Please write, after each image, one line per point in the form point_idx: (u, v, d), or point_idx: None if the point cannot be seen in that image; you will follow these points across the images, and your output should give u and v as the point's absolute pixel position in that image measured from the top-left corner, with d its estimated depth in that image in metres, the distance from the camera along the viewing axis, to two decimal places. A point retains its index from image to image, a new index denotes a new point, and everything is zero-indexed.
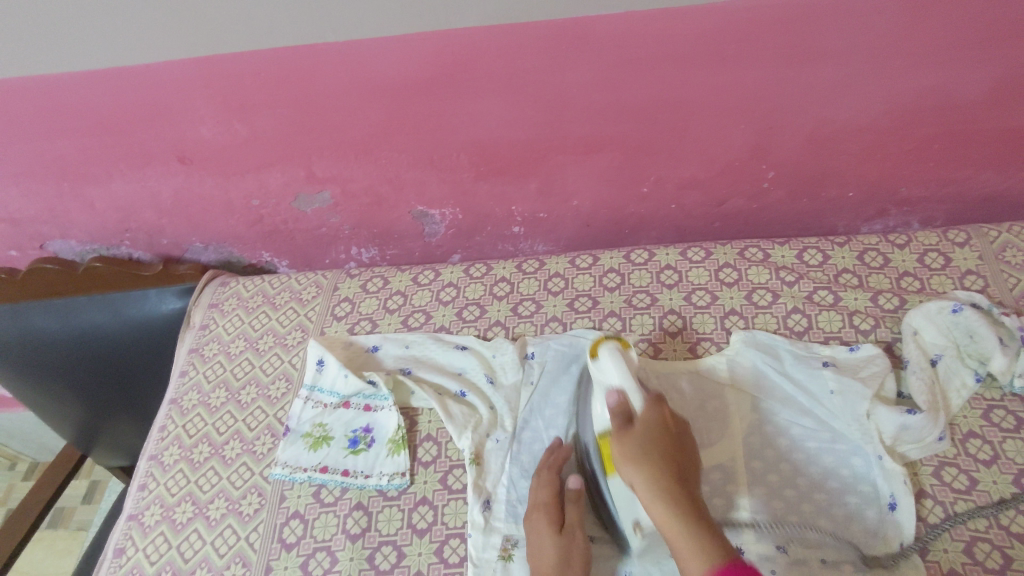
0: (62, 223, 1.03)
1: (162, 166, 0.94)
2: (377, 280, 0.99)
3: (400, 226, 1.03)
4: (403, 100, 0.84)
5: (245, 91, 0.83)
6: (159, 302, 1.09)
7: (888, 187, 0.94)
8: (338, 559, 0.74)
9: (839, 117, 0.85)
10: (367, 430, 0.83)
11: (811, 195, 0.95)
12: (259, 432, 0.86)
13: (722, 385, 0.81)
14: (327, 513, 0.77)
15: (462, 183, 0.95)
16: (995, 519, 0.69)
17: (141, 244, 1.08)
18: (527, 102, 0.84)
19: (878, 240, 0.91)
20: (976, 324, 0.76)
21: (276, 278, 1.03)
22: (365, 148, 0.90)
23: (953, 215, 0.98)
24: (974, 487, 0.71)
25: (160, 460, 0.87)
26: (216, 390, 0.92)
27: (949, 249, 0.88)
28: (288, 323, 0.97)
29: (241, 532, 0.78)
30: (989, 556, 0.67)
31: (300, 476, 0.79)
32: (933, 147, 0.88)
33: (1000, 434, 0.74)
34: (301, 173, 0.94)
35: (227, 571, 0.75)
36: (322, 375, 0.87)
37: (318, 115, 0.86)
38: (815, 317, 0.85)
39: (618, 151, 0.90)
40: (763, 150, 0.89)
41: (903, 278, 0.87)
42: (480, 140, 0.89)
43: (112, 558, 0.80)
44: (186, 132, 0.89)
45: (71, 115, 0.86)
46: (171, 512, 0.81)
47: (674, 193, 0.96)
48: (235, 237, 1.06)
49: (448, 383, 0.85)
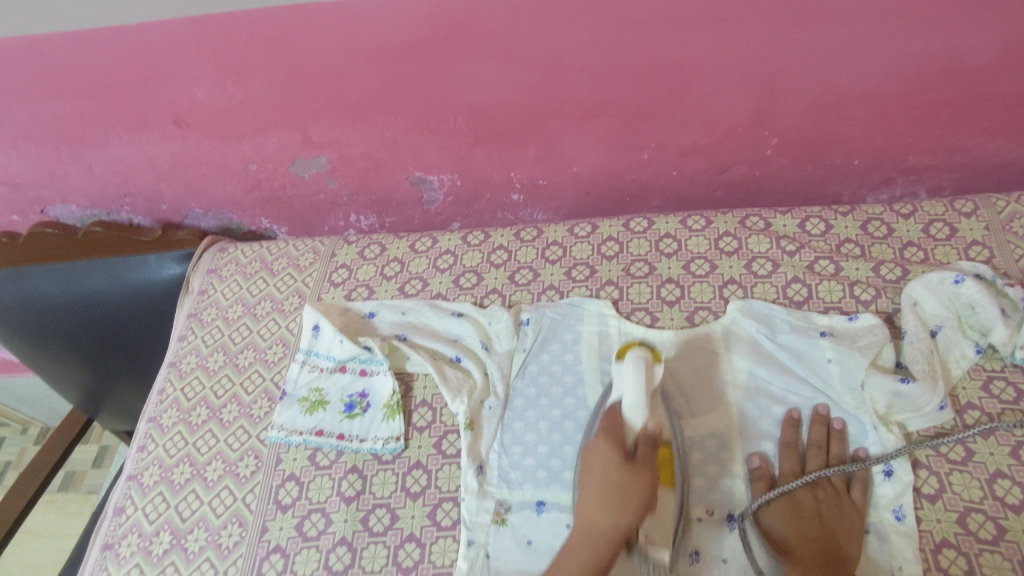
0: (61, 187, 1.03)
1: (158, 130, 0.93)
2: (374, 247, 0.99)
3: (397, 192, 1.02)
4: (398, 62, 0.82)
5: (239, 52, 0.82)
6: (159, 268, 1.09)
7: (895, 154, 0.91)
8: (332, 521, 0.74)
9: (844, 82, 0.82)
10: (363, 395, 0.83)
11: (815, 164, 0.93)
12: (256, 395, 0.87)
13: (717, 354, 0.80)
14: (322, 476, 0.78)
15: (459, 149, 0.94)
16: (989, 490, 0.68)
17: (141, 210, 1.08)
18: (524, 64, 0.82)
19: (883, 210, 0.89)
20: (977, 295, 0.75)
21: (274, 244, 1.03)
22: (361, 112, 0.89)
23: (961, 185, 0.95)
24: (969, 458, 0.70)
25: (159, 423, 0.88)
26: (215, 354, 0.92)
27: (955, 219, 0.86)
28: (285, 289, 0.97)
29: (238, 493, 0.79)
30: (983, 527, 0.66)
31: (296, 440, 0.80)
32: (941, 113, 0.85)
33: (999, 405, 0.72)
34: (297, 137, 0.94)
35: (223, 531, 0.76)
36: (318, 340, 0.87)
37: (312, 78, 0.85)
38: (815, 287, 0.84)
39: (617, 116, 0.88)
40: (766, 116, 0.87)
41: (906, 248, 0.85)
42: (477, 104, 0.87)
43: (113, 516, 0.81)
44: (181, 95, 0.88)
45: (66, 76, 0.86)
46: (170, 473, 0.82)
47: (675, 161, 0.94)
48: (233, 202, 1.06)
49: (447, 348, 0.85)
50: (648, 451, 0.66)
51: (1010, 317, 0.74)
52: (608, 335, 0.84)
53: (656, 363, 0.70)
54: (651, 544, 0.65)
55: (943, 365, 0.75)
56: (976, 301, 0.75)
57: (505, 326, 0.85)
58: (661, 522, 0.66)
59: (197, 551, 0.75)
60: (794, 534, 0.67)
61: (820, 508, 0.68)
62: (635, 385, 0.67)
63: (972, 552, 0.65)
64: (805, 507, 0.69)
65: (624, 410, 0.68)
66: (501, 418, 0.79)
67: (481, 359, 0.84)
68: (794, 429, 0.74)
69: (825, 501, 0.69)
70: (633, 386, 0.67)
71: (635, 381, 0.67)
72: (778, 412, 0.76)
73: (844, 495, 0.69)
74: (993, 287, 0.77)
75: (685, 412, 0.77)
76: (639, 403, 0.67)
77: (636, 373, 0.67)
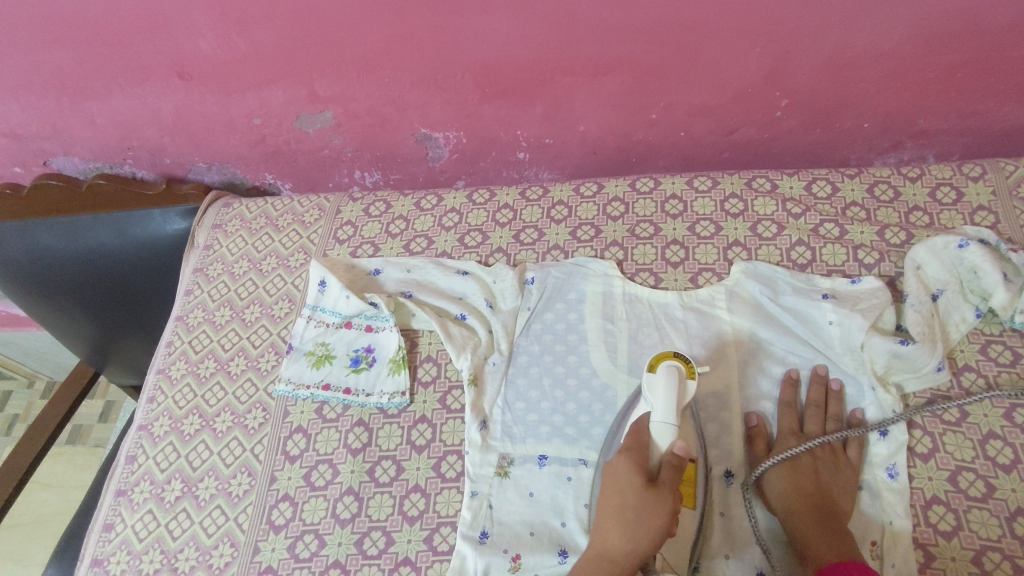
0: (64, 139, 1.02)
1: (161, 82, 0.92)
2: (379, 204, 0.99)
3: (402, 149, 1.02)
4: (406, 14, 0.81)
5: (243, 2, 0.81)
6: (164, 223, 1.09)
7: (905, 118, 0.90)
8: (339, 471, 0.76)
9: (858, 41, 0.81)
10: (369, 350, 0.85)
11: (825, 126, 0.93)
12: (263, 349, 0.88)
13: (720, 315, 0.81)
14: (330, 428, 0.80)
15: (466, 106, 0.93)
16: (981, 450, 0.69)
17: (144, 163, 1.07)
18: (534, 18, 0.80)
19: (890, 173, 0.89)
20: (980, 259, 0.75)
21: (278, 200, 1.02)
22: (367, 66, 0.88)
23: (970, 149, 0.95)
24: (963, 420, 0.71)
25: (168, 375, 0.89)
26: (221, 308, 0.93)
27: (962, 183, 0.86)
28: (290, 245, 0.97)
29: (246, 444, 0.80)
30: (973, 485, 0.68)
31: (303, 393, 0.81)
32: (954, 76, 0.84)
33: (996, 368, 0.74)
34: (302, 91, 0.92)
35: (233, 479, 0.78)
36: (323, 296, 0.88)
37: (318, 30, 0.84)
38: (820, 250, 0.84)
39: (627, 74, 0.87)
40: (777, 76, 0.86)
41: (912, 213, 0.85)
42: (484, 59, 0.86)
43: (125, 464, 0.83)
44: (185, 46, 0.87)
45: (67, 25, 0.84)
46: (180, 423, 0.84)
47: (683, 121, 0.93)
48: (237, 157, 1.05)
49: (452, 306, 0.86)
50: (673, 475, 0.63)
51: (1012, 282, 0.75)
52: (612, 294, 0.84)
53: (690, 377, 0.67)
54: (669, 566, 0.66)
55: (942, 328, 0.76)
56: (979, 266, 0.76)
57: (511, 285, 0.86)
58: (677, 544, 0.68)
59: (208, 499, 0.78)
60: (793, 491, 0.69)
61: (818, 467, 0.71)
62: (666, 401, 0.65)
63: (961, 508, 0.67)
64: (803, 464, 0.71)
65: (651, 426, 0.65)
66: (504, 375, 0.80)
67: (486, 317, 0.85)
68: (793, 390, 0.76)
69: (821, 460, 0.71)
70: (664, 400, 0.65)
71: (666, 396, 0.65)
72: (778, 372, 0.77)
73: (841, 453, 0.72)
74: (996, 252, 0.78)
75: None
76: (668, 417, 0.64)
77: (668, 387, 0.65)
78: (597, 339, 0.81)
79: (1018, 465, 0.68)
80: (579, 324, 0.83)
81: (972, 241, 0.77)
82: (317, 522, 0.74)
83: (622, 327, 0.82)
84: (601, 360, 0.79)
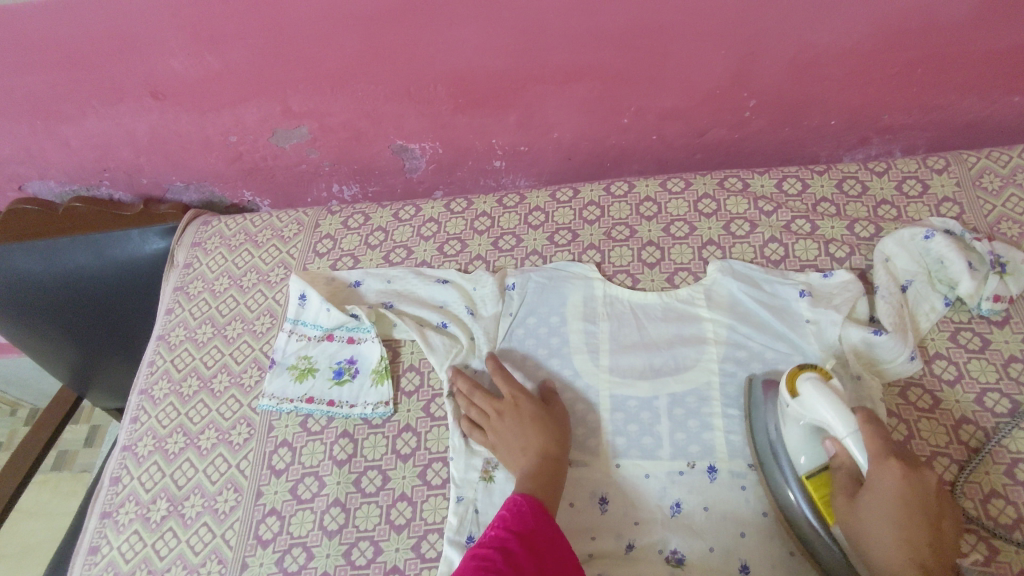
0: (39, 163, 1.02)
1: (135, 103, 0.92)
2: (358, 216, 0.99)
3: (379, 161, 1.02)
4: (376, 28, 0.82)
5: (214, 21, 0.82)
6: (143, 243, 1.09)
7: (870, 114, 0.93)
8: (325, 483, 0.77)
9: (820, 41, 0.83)
10: (351, 361, 0.85)
11: (793, 125, 0.95)
12: (246, 365, 0.88)
13: (700, 313, 0.82)
14: (315, 441, 0.80)
15: (440, 116, 0.94)
16: (954, 435, 0.71)
17: (121, 184, 1.07)
18: (503, 28, 0.82)
19: (858, 168, 0.91)
20: (946, 250, 0.78)
21: (257, 216, 1.03)
22: (341, 81, 0.89)
23: (935, 143, 0.97)
24: (936, 406, 0.73)
25: (150, 395, 0.89)
26: (203, 326, 0.93)
27: (927, 176, 0.88)
28: (271, 260, 0.97)
29: (232, 460, 0.80)
30: (947, 469, 0.69)
31: (287, 407, 0.82)
32: (914, 72, 0.87)
33: (965, 355, 0.75)
34: (277, 107, 0.93)
35: (219, 496, 0.78)
36: (305, 309, 0.88)
37: (291, 46, 0.85)
38: (792, 246, 0.86)
39: (597, 81, 0.89)
40: (744, 77, 0.88)
41: (880, 206, 0.87)
42: (456, 70, 0.87)
43: (109, 486, 0.83)
44: (158, 66, 0.87)
45: (38, 49, 0.84)
46: (164, 442, 0.84)
47: (654, 124, 0.95)
48: (214, 175, 1.06)
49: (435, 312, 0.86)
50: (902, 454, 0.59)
51: (976, 271, 0.77)
52: (592, 297, 0.86)
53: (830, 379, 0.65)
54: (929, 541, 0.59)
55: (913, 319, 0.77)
56: (945, 257, 0.78)
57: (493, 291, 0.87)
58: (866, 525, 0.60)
59: (195, 516, 0.77)
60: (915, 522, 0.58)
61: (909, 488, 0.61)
62: (832, 409, 0.61)
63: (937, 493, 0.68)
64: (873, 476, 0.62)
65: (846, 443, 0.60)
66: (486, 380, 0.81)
67: (470, 324, 0.85)
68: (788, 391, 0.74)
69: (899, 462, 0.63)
70: (834, 415, 0.61)
71: (828, 407, 0.61)
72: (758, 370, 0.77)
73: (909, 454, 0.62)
74: (963, 242, 0.80)
75: (668, 369, 0.78)
76: (841, 419, 0.60)
77: (820, 400, 0.62)
78: (583, 341, 0.82)
79: (990, 448, 0.70)
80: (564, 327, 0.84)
81: (937, 233, 0.79)
82: (305, 535, 0.74)
83: (606, 329, 0.83)
84: (584, 362, 0.80)
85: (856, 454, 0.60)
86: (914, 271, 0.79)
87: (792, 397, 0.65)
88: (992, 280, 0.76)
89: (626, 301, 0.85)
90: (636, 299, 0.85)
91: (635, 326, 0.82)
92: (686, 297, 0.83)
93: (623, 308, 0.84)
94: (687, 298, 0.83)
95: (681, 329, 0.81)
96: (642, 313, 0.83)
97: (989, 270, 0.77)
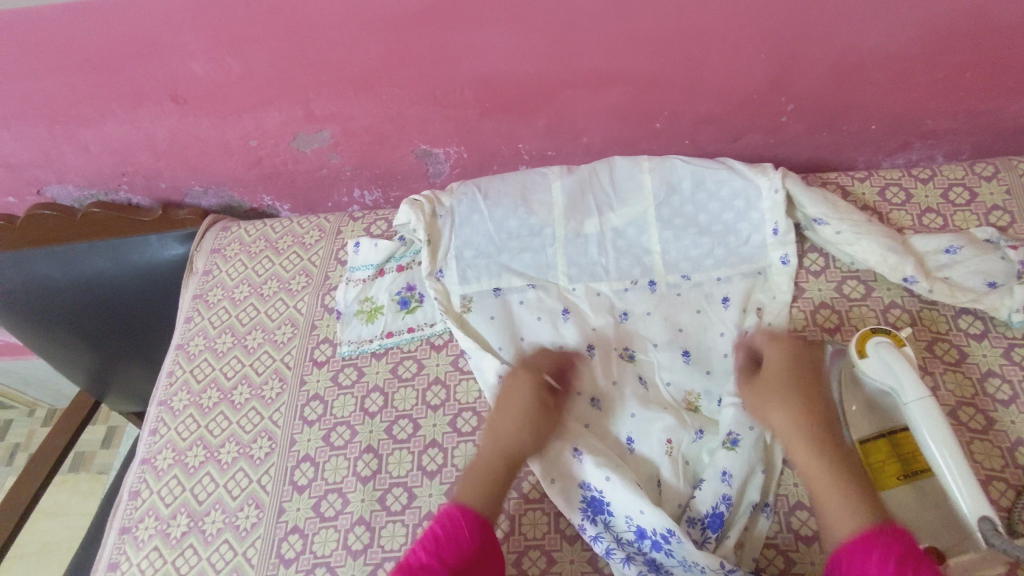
0: (57, 167, 1.00)
1: (154, 107, 0.90)
2: (381, 223, 0.97)
3: (402, 166, 1.00)
4: (402, 31, 0.80)
5: (237, 24, 0.79)
6: (161, 248, 1.07)
7: (914, 119, 0.89)
8: (349, 501, 0.74)
9: (865, 42, 0.80)
10: (411, 288, 0.89)
11: (832, 129, 0.91)
12: (267, 376, 0.86)
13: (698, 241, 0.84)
14: (338, 456, 0.78)
15: (466, 120, 0.91)
16: (1011, 458, 0.67)
17: (140, 189, 1.05)
18: (534, 30, 0.79)
19: (901, 175, 0.87)
20: (970, 264, 0.77)
21: (278, 222, 1.01)
22: (364, 84, 0.86)
23: (980, 148, 0.93)
24: (990, 427, 0.69)
25: (169, 406, 0.87)
26: (223, 335, 0.91)
27: (975, 183, 0.85)
28: (292, 268, 0.95)
29: (253, 475, 0.78)
30: (1003, 495, 0.65)
31: (370, 346, 0.85)
32: (963, 74, 0.83)
33: (1020, 373, 0.71)
34: (299, 111, 0.91)
35: (240, 512, 0.76)
36: (357, 255, 0.92)
37: (314, 49, 0.82)
38: (833, 257, 0.83)
39: (630, 84, 0.85)
40: (782, 81, 0.84)
41: (926, 215, 0.84)
42: (483, 74, 0.85)
43: (128, 500, 0.81)
44: (178, 70, 0.85)
45: (56, 52, 0.82)
46: (184, 456, 0.82)
47: (687, 129, 0.91)
48: (234, 179, 1.04)
49: (503, 227, 0.87)
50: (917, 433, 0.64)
51: (1000, 285, 0.75)
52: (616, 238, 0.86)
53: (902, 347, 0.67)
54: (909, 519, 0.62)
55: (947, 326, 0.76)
56: (973, 270, 0.76)
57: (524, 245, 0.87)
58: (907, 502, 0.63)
59: (215, 533, 0.75)
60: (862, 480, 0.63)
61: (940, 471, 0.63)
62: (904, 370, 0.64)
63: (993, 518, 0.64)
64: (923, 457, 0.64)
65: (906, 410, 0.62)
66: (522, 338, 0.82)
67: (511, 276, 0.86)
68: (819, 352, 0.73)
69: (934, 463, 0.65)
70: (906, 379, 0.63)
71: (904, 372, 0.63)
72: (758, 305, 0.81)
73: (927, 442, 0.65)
74: (996, 252, 0.77)
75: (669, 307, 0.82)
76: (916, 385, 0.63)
77: (895, 360, 0.64)
78: (630, 276, 0.85)
79: None
80: (618, 257, 0.86)
81: (960, 246, 0.78)
82: (328, 555, 0.71)
83: (656, 259, 0.85)
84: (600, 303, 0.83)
85: (914, 417, 0.61)
86: (937, 278, 0.77)
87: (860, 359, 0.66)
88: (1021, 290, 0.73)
89: (674, 209, 0.85)
90: (680, 205, 0.85)
91: (685, 250, 0.84)
92: (732, 189, 0.84)
93: (673, 208, 0.85)
94: (729, 195, 0.84)
95: (728, 265, 0.83)
96: (687, 225, 0.85)
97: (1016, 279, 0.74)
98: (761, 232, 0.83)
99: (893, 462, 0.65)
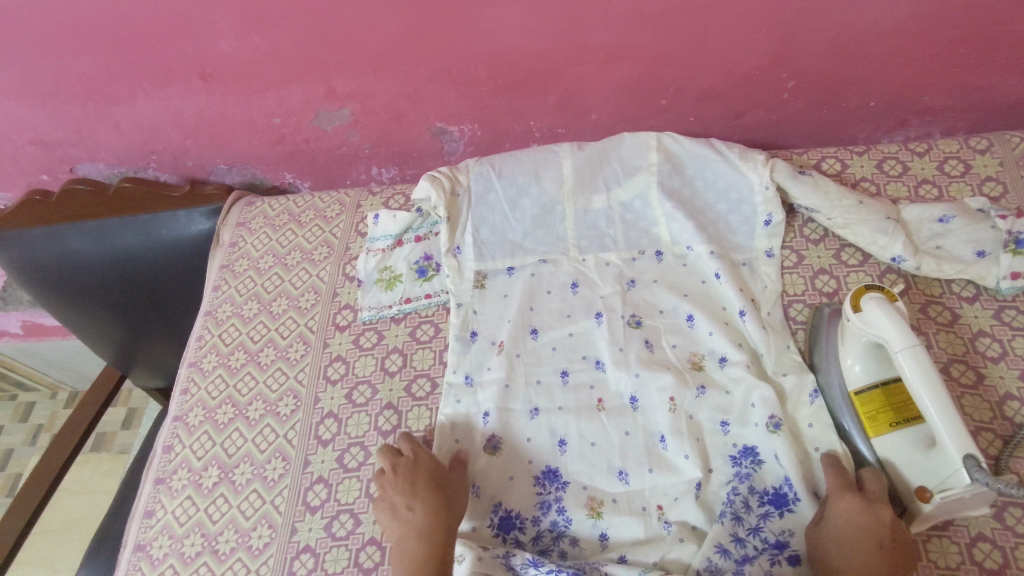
0: (89, 144, 1.05)
1: (184, 85, 0.95)
2: (399, 198, 1.02)
3: (419, 144, 1.04)
4: (420, 9, 0.84)
5: (264, 4, 0.84)
6: (189, 223, 1.12)
7: (911, 95, 0.92)
8: (371, 453, 0.79)
9: (863, 19, 0.83)
10: (428, 258, 0.93)
11: (831, 106, 0.95)
12: (292, 339, 0.90)
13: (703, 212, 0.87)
14: (360, 412, 0.82)
15: (480, 98, 0.95)
16: (1000, 410, 0.70)
17: (167, 166, 1.10)
18: (545, 7, 0.83)
19: (898, 149, 0.91)
20: (962, 234, 0.79)
21: (300, 198, 1.06)
22: (383, 62, 0.91)
23: (975, 125, 0.97)
24: (980, 382, 0.72)
25: (199, 367, 0.92)
26: (249, 302, 0.96)
27: (970, 156, 0.88)
28: (314, 239, 1.00)
29: (279, 430, 0.83)
30: (991, 444, 0.69)
31: (389, 312, 0.90)
32: (958, 51, 0.86)
33: (1010, 332, 0.75)
34: (320, 89, 0.95)
35: (268, 464, 0.80)
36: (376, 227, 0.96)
37: (335, 27, 0.86)
38: None
39: (637, 61, 0.89)
40: (784, 57, 0.88)
41: (922, 186, 0.87)
42: (497, 51, 0.89)
43: (161, 454, 0.85)
44: (207, 48, 0.90)
45: (92, 31, 0.87)
46: (214, 413, 0.86)
47: (693, 106, 0.95)
48: (257, 157, 1.08)
49: (516, 206, 0.90)
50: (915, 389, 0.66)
51: (987, 253, 0.78)
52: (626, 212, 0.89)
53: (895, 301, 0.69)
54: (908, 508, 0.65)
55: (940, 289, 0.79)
56: (962, 239, 0.79)
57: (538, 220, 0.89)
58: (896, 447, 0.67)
59: (245, 483, 0.80)
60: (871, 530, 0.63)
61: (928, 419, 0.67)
62: (894, 322, 0.65)
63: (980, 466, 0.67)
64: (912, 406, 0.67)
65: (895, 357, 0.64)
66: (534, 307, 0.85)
67: (525, 251, 0.89)
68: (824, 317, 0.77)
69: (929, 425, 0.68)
70: (893, 327, 0.65)
71: (893, 323, 0.65)
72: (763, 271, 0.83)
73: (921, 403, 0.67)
74: (986, 221, 0.79)
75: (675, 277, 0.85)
76: (908, 335, 0.64)
77: (888, 315, 0.66)
78: (637, 247, 0.88)
79: None
80: (625, 229, 0.89)
81: (952, 216, 0.80)
82: (351, 502, 0.76)
83: (661, 231, 0.88)
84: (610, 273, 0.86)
85: (905, 365, 0.63)
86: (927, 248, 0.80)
87: (855, 314, 0.69)
88: (1006, 258, 0.76)
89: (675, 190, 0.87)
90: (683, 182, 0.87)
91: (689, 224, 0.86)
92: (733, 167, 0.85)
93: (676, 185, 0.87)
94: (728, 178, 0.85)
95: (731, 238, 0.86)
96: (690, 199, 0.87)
97: (1003, 248, 0.77)
98: (751, 224, 0.85)
99: (885, 411, 0.68)
